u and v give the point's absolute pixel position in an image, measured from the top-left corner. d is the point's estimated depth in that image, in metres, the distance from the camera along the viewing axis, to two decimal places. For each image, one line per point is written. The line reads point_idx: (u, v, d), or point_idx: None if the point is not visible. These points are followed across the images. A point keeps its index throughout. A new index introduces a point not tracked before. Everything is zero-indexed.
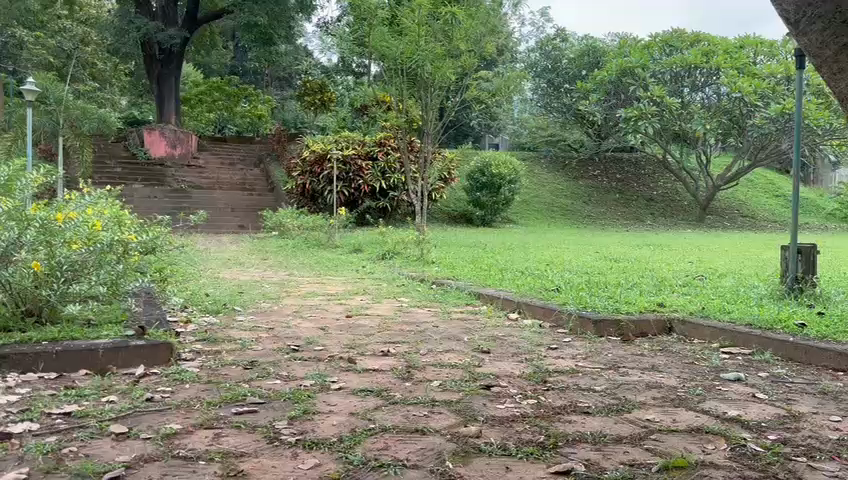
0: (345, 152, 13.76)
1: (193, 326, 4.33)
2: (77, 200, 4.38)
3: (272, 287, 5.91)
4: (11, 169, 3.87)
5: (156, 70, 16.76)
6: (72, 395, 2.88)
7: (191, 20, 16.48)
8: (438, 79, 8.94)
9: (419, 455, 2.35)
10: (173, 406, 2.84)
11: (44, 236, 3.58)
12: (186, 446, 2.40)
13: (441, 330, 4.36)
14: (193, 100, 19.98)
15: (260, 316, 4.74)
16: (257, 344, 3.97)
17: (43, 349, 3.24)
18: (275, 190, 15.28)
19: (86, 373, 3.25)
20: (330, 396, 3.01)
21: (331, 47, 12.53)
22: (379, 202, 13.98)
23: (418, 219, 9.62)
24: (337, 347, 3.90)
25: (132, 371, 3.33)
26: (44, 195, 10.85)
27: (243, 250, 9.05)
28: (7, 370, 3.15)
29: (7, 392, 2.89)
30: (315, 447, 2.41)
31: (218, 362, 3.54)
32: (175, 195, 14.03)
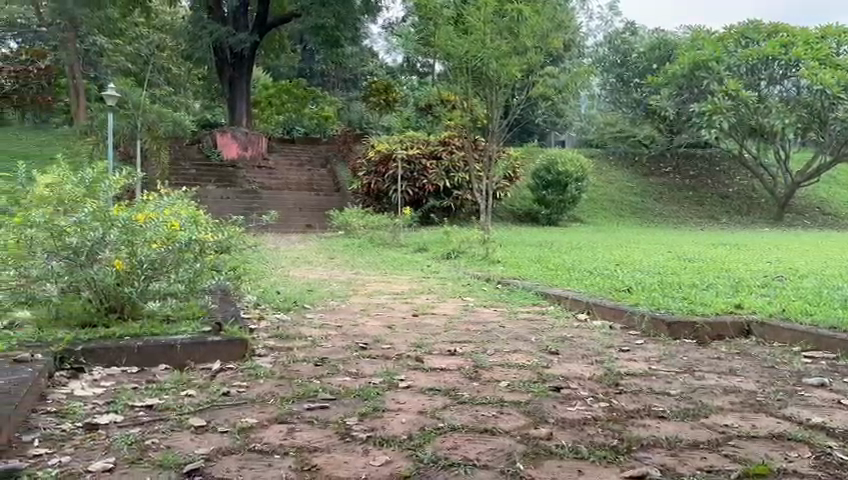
0: (409, 152, 13.84)
1: (265, 322, 4.45)
2: (156, 200, 4.56)
3: (339, 286, 5.97)
4: (95, 171, 4.04)
5: (228, 74, 17.28)
6: (153, 389, 3.00)
7: (261, 24, 16.79)
8: (504, 78, 8.94)
9: (490, 456, 2.34)
10: (248, 401, 2.92)
11: (126, 236, 3.72)
12: (262, 440, 2.46)
13: (507, 329, 4.33)
14: (263, 103, 20.73)
15: (328, 314, 4.81)
16: (327, 341, 4.04)
17: (126, 344, 3.39)
18: (341, 190, 15.50)
19: (166, 368, 3.38)
20: (399, 394, 3.02)
21: (397, 47, 12.64)
22: (443, 201, 13.97)
23: (483, 218, 9.53)
24: (403, 346, 3.92)
25: (209, 366, 3.44)
26: (124, 195, 11.36)
27: (311, 249, 9.16)
28: (94, 364, 3.29)
29: (93, 385, 3.04)
30: (385, 445, 2.43)
31: (290, 359, 3.62)
32: (246, 195, 14.40)
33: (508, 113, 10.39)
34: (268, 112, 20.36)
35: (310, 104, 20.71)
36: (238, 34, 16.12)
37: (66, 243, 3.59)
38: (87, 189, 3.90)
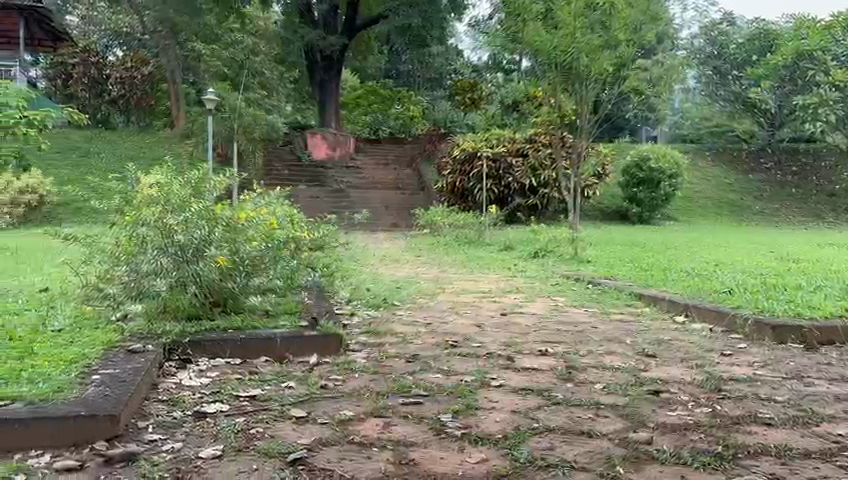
0: (495, 150, 13.83)
1: (357, 318, 4.55)
2: (252, 200, 4.76)
3: (427, 284, 6.01)
4: (200, 172, 4.28)
5: (318, 76, 17.86)
6: (256, 380, 3.13)
7: (349, 28, 17.28)
8: (595, 74, 8.73)
9: (587, 458, 2.31)
10: (345, 394, 2.99)
11: (228, 234, 3.99)
12: (360, 433, 2.51)
13: (601, 331, 4.24)
14: (351, 104, 21.13)
15: (417, 311, 4.86)
16: (417, 338, 4.07)
17: (229, 337, 3.54)
18: (426, 188, 15.60)
19: (266, 360, 3.51)
20: (491, 392, 3.02)
21: (483, 46, 12.58)
22: (529, 199, 13.79)
23: (572, 217, 9.35)
24: (494, 345, 3.90)
25: (306, 360, 3.56)
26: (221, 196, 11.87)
27: (398, 247, 9.27)
28: (200, 356, 3.47)
29: (200, 375, 3.20)
30: (480, 442, 2.43)
31: (382, 354, 3.67)
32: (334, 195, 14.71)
33: (599, 108, 10.15)
34: (356, 112, 20.72)
35: (396, 104, 20.95)
36: (328, 38, 16.93)
37: (173, 239, 3.77)
38: (193, 189, 4.12)
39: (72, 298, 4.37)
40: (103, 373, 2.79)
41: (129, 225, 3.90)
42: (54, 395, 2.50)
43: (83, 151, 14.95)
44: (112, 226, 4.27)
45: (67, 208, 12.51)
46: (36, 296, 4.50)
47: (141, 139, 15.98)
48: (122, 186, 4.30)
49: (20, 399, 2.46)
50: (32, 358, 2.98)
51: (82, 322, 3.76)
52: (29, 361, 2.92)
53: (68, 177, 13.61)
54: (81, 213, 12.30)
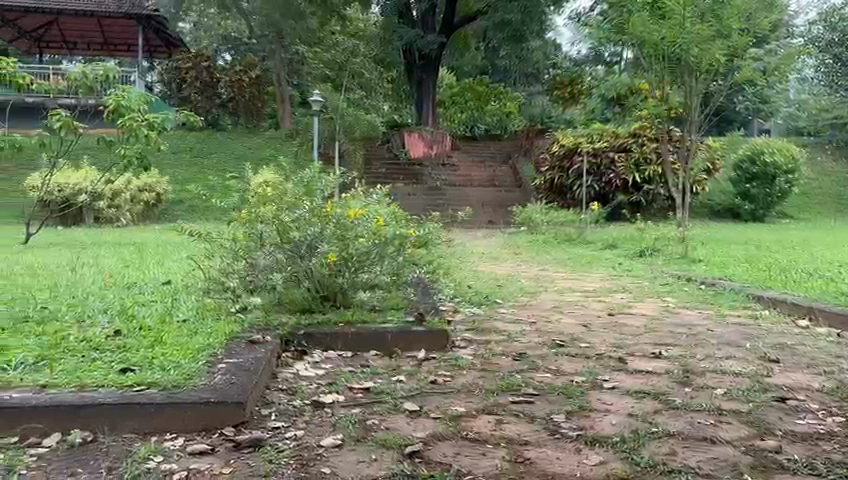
0: (597, 145, 13.55)
1: (460, 314, 4.58)
2: (361, 198, 4.89)
3: (529, 282, 5.95)
4: (312, 173, 4.49)
5: (416, 75, 17.90)
6: (368, 373, 3.23)
7: (448, 25, 17.15)
8: (706, 64, 8.31)
9: (711, 465, 2.22)
10: (455, 390, 3.01)
11: (339, 232, 4.06)
12: (473, 429, 2.53)
13: (716, 333, 4.07)
14: (447, 102, 21.20)
15: (521, 310, 4.82)
16: (523, 336, 4.04)
17: (341, 329, 3.66)
18: (523, 186, 15.48)
19: (376, 354, 3.60)
20: (604, 394, 2.96)
21: (584, 39, 12.32)
22: (632, 196, 13.32)
23: (680, 214, 9.00)
24: (604, 346, 3.82)
25: (415, 354, 3.62)
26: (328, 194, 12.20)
27: (498, 244, 9.20)
28: (314, 347, 3.62)
29: (315, 367, 3.34)
30: (597, 444, 2.39)
31: (489, 352, 3.66)
32: (431, 193, 14.81)
33: (709, 100, 9.74)
34: (452, 110, 20.79)
35: (492, 101, 20.88)
36: (427, 36, 16.84)
37: (290, 238, 3.99)
38: (305, 189, 4.35)
39: (193, 291, 4.61)
40: (228, 362, 2.97)
41: (248, 222, 4.14)
42: (186, 381, 2.66)
43: (195, 152, 15.74)
44: (231, 224, 4.52)
45: (182, 206, 13.33)
46: (161, 288, 4.76)
47: (248, 140, 16.64)
48: (240, 185, 4.56)
49: (156, 384, 2.63)
50: (162, 347, 3.16)
51: (204, 313, 3.95)
52: (158, 349, 3.10)
53: (183, 177, 14.38)
54: (196, 210, 13.10)
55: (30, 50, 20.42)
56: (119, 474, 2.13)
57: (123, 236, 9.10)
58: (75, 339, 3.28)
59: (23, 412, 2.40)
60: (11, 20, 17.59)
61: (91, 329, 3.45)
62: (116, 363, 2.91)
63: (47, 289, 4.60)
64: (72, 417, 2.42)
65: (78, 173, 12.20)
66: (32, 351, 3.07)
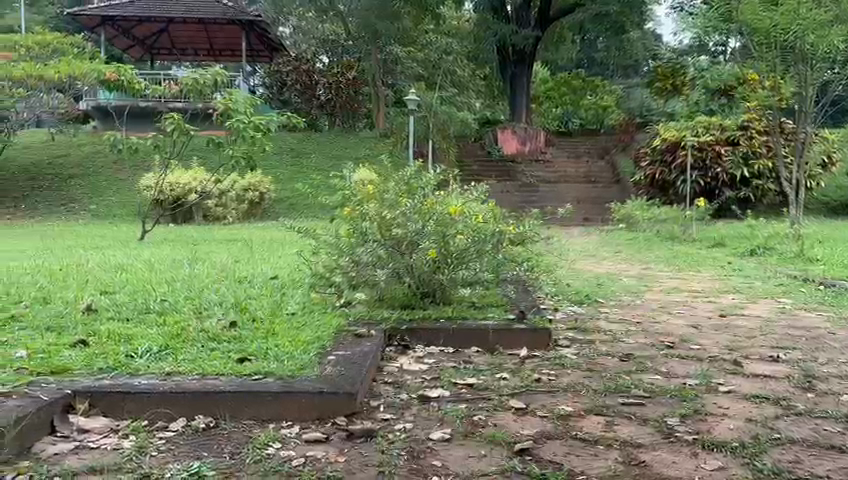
0: (701, 139, 12.97)
1: (561, 313, 4.51)
2: (462, 193, 4.90)
3: (632, 281, 5.79)
4: (413, 171, 4.54)
5: (510, 71, 17.70)
6: (471, 370, 3.23)
7: (543, 19, 16.81)
8: (824, 50, 7.83)
9: (843, 476, 2.09)
10: (560, 389, 2.96)
11: (439, 229, 4.09)
12: (583, 429, 2.49)
13: (840, 337, 3.83)
14: (542, 97, 20.92)
15: (625, 310, 4.69)
16: (629, 337, 3.93)
17: (443, 325, 3.68)
18: (622, 182, 15.08)
19: (477, 350, 3.61)
20: (719, 398, 2.84)
21: (687, 28, 11.82)
22: (739, 191, 12.73)
23: (794, 211, 8.50)
24: (716, 348, 3.66)
25: (516, 352, 3.60)
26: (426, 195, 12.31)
27: (595, 243, 8.96)
28: (416, 342, 3.66)
29: (417, 361, 3.39)
30: (715, 449, 2.30)
31: (594, 352, 3.58)
32: (525, 190, 14.67)
33: (825, 90, 9.16)
34: (546, 106, 20.49)
35: (588, 95, 20.45)
36: (522, 31, 16.64)
37: (391, 233, 4.06)
38: (406, 187, 4.40)
39: (300, 287, 4.77)
40: (337, 354, 3.07)
41: (352, 219, 4.24)
42: (299, 372, 2.78)
43: (295, 153, 16.23)
44: (335, 222, 4.63)
45: (284, 204, 13.81)
46: (270, 283, 4.95)
47: (344, 140, 17.01)
48: (343, 184, 4.67)
49: (272, 374, 2.75)
50: (274, 338, 3.29)
51: (311, 308, 4.08)
52: (272, 341, 3.25)
53: (284, 178, 14.88)
54: (296, 209, 13.55)
55: (143, 57, 21.64)
56: (242, 459, 2.25)
57: (230, 233, 9.48)
58: (194, 329, 3.45)
59: (152, 398, 2.57)
60: (127, 30, 18.69)
61: (209, 321, 3.63)
62: (234, 353, 3.06)
63: (165, 283, 4.87)
64: (197, 403, 2.57)
65: (189, 173, 12.82)
66: (157, 340, 3.27)
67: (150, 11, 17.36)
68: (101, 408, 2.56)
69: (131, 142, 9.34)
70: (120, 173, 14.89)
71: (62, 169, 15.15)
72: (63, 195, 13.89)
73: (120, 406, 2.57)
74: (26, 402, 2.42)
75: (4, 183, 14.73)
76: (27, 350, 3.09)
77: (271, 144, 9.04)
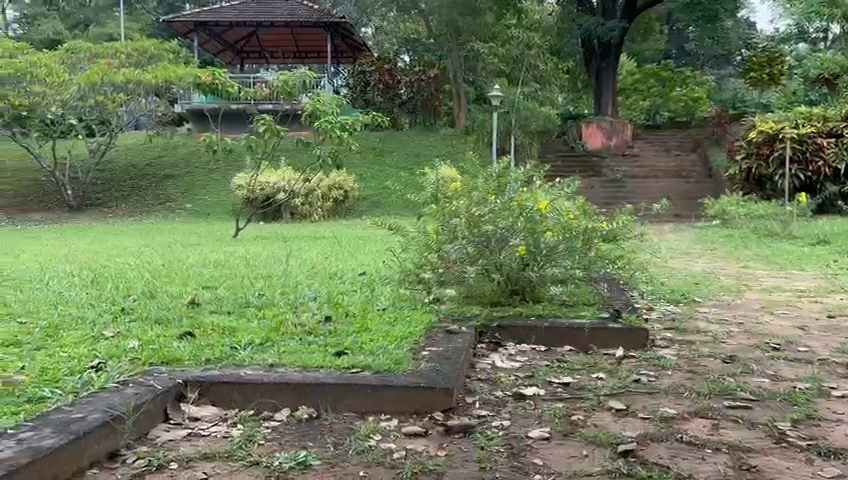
0: (801, 130, 12.32)
1: (656, 312, 4.38)
2: (554, 186, 4.81)
3: (730, 280, 5.57)
4: (502, 166, 4.50)
5: (595, 64, 17.31)
6: (566, 369, 3.19)
7: (630, 10, 16.31)
8: None
9: None
10: (662, 390, 2.89)
11: (529, 225, 4.03)
12: (688, 432, 2.41)
13: None
14: (629, 90, 20.39)
15: (725, 310, 4.52)
16: (730, 338, 3.79)
17: (535, 323, 3.65)
18: (714, 176, 14.51)
19: (571, 349, 3.56)
20: (834, 404, 2.69)
21: None
22: (843, 186, 12.09)
23: None
24: (826, 351, 3.47)
25: (612, 352, 3.52)
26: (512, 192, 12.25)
27: (688, 240, 8.64)
28: (507, 340, 3.64)
29: (510, 359, 3.37)
30: (833, 457, 2.19)
31: (694, 353, 3.47)
32: (611, 185, 14.37)
33: None
34: (633, 99, 19.94)
35: (677, 87, 19.79)
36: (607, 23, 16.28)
37: (481, 230, 4.04)
38: (495, 182, 4.37)
39: (389, 282, 4.84)
40: (430, 350, 3.09)
41: (441, 215, 4.26)
42: (396, 367, 2.81)
43: (378, 151, 16.43)
44: (423, 218, 4.66)
45: (367, 202, 14.08)
46: (360, 279, 5.05)
47: (427, 138, 17.11)
48: (431, 181, 4.70)
49: (369, 368, 2.81)
50: (368, 333, 3.36)
51: (401, 303, 4.14)
52: (365, 336, 3.31)
53: (368, 176, 15.09)
54: (380, 207, 13.77)
55: (233, 61, 22.45)
56: (346, 450, 2.33)
57: (318, 231, 9.71)
58: (291, 324, 3.55)
59: (257, 388, 2.67)
60: (218, 35, 19.42)
61: (304, 315, 3.73)
62: (330, 347, 3.13)
63: (262, 277, 5.06)
64: (299, 394, 2.66)
65: (278, 172, 13.22)
66: (258, 333, 3.38)
67: (240, 16, 17.97)
68: (210, 397, 2.68)
69: (226, 143, 9.70)
70: (213, 173, 15.48)
71: (159, 170, 15.93)
72: (161, 195, 14.57)
73: (227, 395, 2.68)
74: (142, 389, 2.56)
75: (108, 184, 15.58)
76: (140, 341, 3.26)
77: (357, 144, 9.22)
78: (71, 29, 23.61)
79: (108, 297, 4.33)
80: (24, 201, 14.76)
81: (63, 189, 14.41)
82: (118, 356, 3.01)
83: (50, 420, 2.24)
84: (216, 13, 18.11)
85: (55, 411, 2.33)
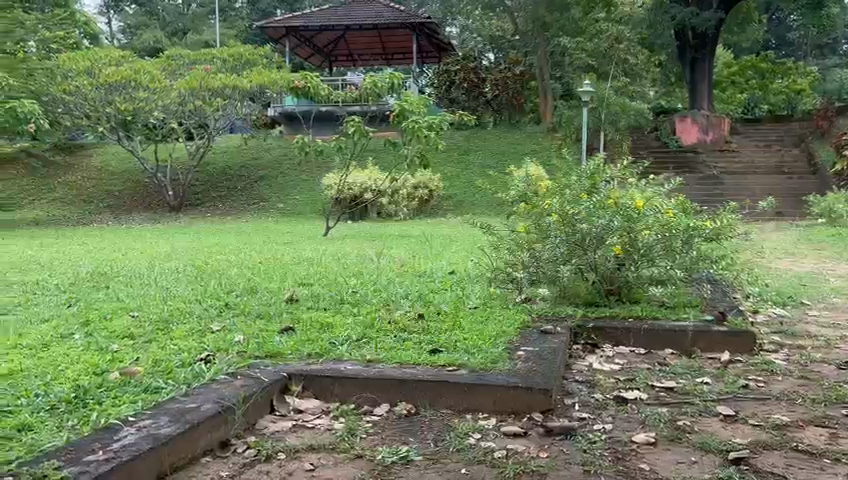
0: None
1: (762, 315, 4.19)
2: (651, 182, 4.67)
3: (841, 281, 5.27)
4: (596, 162, 4.40)
5: (691, 56, 16.74)
6: (667, 372, 3.10)
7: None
8: None
9: None
10: (774, 397, 2.76)
11: (627, 223, 3.91)
12: (805, 441, 2.30)
13: None
14: (724, 83, 19.58)
15: (838, 312, 4.27)
16: (846, 343, 3.57)
17: (633, 325, 3.56)
18: (819, 172, 13.74)
19: (673, 352, 3.45)
20: None
21: None
22: None
23: None
24: None
25: (717, 356, 3.40)
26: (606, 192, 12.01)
27: (791, 239, 8.22)
28: (604, 342, 3.56)
29: (608, 361, 3.30)
30: None
31: (806, 358, 3.30)
32: (707, 182, 13.86)
33: None
34: (729, 92, 19.11)
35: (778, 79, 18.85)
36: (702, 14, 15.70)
37: (575, 229, 3.96)
38: (590, 179, 4.28)
39: (479, 281, 4.83)
40: (526, 350, 3.07)
41: (533, 214, 4.23)
42: (492, 366, 2.81)
43: (463, 149, 16.45)
44: (513, 216, 4.63)
45: (451, 201, 14.10)
46: (450, 277, 5.08)
47: (512, 136, 16.99)
48: (522, 178, 4.66)
49: (465, 366, 2.82)
50: (462, 331, 3.37)
51: (493, 302, 4.13)
52: (460, 334, 3.32)
53: (453, 176, 15.11)
54: (466, 207, 13.75)
55: (322, 64, 22.99)
56: (446, 446, 2.35)
57: (405, 230, 9.78)
58: (386, 321, 3.61)
59: (357, 383, 2.73)
60: (308, 39, 19.90)
61: (397, 312, 3.79)
62: (425, 344, 3.16)
63: (354, 275, 5.15)
64: (399, 390, 2.70)
65: (366, 172, 13.42)
66: (355, 329, 3.46)
67: (328, 20, 18.34)
68: (313, 390, 2.77)
69: (317, 145, 9.90)
70: (304, 174, 15.93)
71: (252, 171, 16.51)
72: (255, 195, 15.10)
73: (329, 389, 2.75)
74: (249, 381, 2.66)
75: (205, 185, 16.28)
76: (244, 335, 3.39)
77: (445, 143, 9.23)
78: (170, 38, 24.75)
79: (212, 292, 4.53)
80: (129, 201, 15.63)
81: (165, 191, 15.15)
82: (226, 349, 3.14)
83: (169, 409, 2.37)
84: (305, 17, 18.54)
85: (170, 401, 2.45)
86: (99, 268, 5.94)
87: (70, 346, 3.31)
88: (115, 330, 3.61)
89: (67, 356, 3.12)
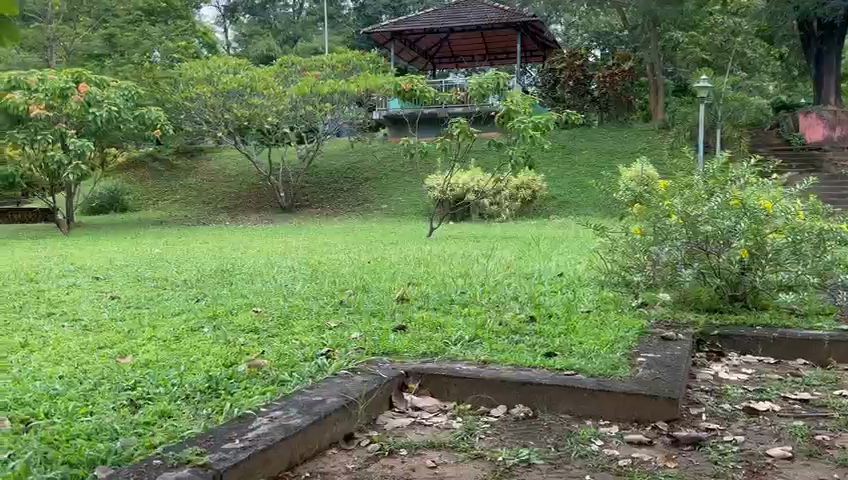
0: None
1: None
2: (778, 181, 4.42)
3: None
4: (718, 162, 4.21)
5: (815, 48, 15.91)
6: (801, 383, 2.93)
7: None
8: None
9: None
10: None
11: (754, 224, 3.72)
12: None
13: None
14: None
15: None
16: None
17: (762, 333, 3.40)
18: None
19: (806, 362, 3.27)
20: None
21: None
22: None
23: None
24: None
25: None
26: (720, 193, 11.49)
27: None
28: (730, 350, 3.41)
29: (734, 370, 3.15)
30: None
31: None
32: (834, 182, 12.98)
33: None
34: None
35: None
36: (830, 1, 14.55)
37: (697, 231, 3.80)
38: (711, 178, 4.11)
39: (590, 284, 4.74)
40: (646, 356, 2.99)
41: (649, 215, 4.10)
42: (611, 372, 2.76)
43: (568, 149, 16.17)
44: (627, 218, 4.50)
45: (555, 201, 13.91)
46: (558, 280, 5.01)
47: (619, 135, 16.54)
48: (638, 178, 4.52)
49: (583, 371, 2.78)
50: (577, 335, 3.31)
51: (607, 305, 4.03)
52: (575, 337, 3.27)
53: (557, 176, 14.90)
54: (570, 207, 13.53)
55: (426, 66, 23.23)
56: (567, 451, 2.32)
57: (515, 230, 9.87)
58: (498, 322, 3.60)
59: (473, 383, 2.75)
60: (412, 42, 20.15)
61: (508, 313, 3.78)
62: (540, 347, 3.14)
63: (462, 276, 5.17)
64: (515, 391, 2.70)
65: (470, 173, 13.44)
66: (468, 329, 3.47)
67: (433, 23, 18.52)
68: (429, 389, 2.82)
69: (423, 147, 10.01)
70: (408, 174, 16.22)
71: (358, 173, 16.92)
72: (362, 196, 15.47)
73: (446, 388, 2.80)
74: (370, 378, 2.73)
75: (314, 186, 16.84)
76: (360, 333, 3.48)
77: (551, 143, 9.07)
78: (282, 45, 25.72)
79: (326, 290, 4.68)
80: (244, 202, 16.40)
81: (277, 192, 15.78)
82: (344, 346, 3.22)
83: (297, 401, 2.46)
84: (410, 21, 18.80)
85: (298, 393, 2.56)
86: (219, 266, 6.25)
87: (200, 339, 3.52)
88: (240, 325, 3.80)
89: (197, 349, 3.30)
